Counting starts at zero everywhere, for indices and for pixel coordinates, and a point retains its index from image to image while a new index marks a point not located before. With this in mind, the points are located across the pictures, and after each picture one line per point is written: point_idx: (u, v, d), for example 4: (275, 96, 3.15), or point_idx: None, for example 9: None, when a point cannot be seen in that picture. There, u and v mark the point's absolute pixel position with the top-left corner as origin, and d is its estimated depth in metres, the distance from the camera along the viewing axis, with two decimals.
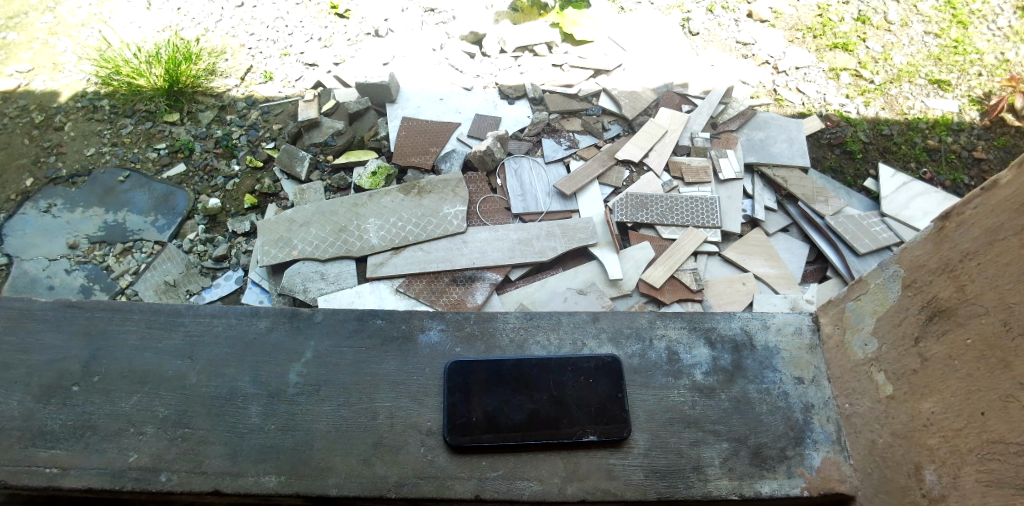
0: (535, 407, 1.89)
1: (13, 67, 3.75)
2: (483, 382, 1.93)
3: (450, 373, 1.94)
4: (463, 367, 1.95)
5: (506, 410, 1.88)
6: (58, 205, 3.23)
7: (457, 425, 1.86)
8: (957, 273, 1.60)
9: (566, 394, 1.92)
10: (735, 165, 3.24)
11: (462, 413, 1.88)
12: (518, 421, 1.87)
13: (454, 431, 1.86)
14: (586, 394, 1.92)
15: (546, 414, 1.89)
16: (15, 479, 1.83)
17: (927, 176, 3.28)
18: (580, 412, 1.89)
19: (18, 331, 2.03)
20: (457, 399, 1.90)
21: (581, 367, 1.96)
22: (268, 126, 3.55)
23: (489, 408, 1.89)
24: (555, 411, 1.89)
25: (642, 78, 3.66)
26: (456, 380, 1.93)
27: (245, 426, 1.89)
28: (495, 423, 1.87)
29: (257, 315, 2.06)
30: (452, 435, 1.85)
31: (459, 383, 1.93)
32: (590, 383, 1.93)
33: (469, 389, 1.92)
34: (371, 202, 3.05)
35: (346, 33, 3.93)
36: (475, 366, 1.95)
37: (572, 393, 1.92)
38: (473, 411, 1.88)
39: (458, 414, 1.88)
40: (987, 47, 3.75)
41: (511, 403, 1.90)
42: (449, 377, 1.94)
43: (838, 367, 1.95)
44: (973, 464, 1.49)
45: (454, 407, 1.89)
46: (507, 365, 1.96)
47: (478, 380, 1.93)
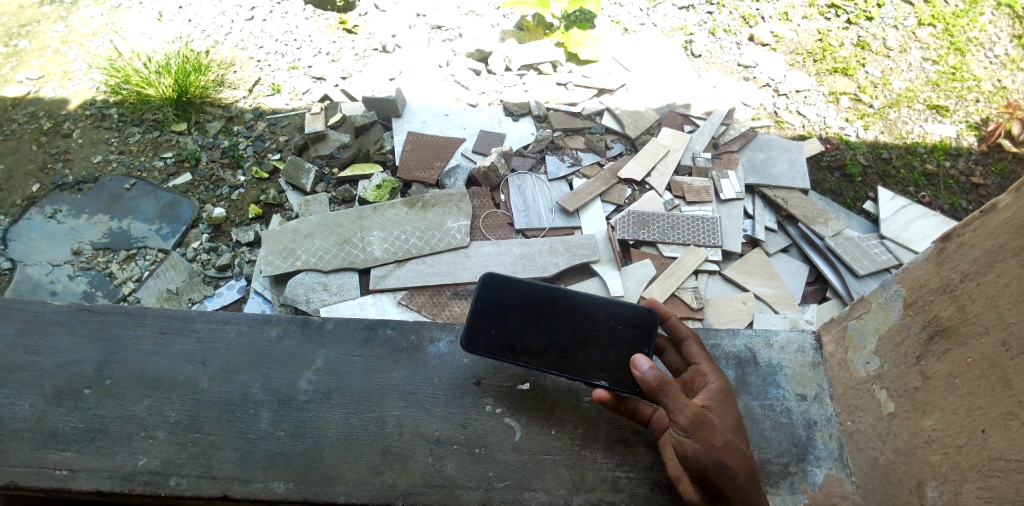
0: (559, 341, 1.89)
1: (24, 74, 3.80)
2: (516, 300, 1.92)
3: (485, 285, 1.92)
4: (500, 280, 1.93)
5: (530, 334, 1.89)
6: (64, 211, 3.26)
7: (477, 333, 1.90)
8: (958, 294, 1.63)
9: (595, 338, 1.89)
10: (735, 186, 3.28)
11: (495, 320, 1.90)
12: (538, 350, 1.88)
13: (472, 335, 1.89)
14: (617, 338, 1.89)
15: (569, 349, 1.88)
16: (26, 481, 1.84)
17: (925, 200, 3.33)
18: (601, 355, 1.87)
19: (30, 334, 2.05)
20: (483, 310, 1.91)
21: (619, 313, 1.90)
22: (275, 138, 3.58)
23: (522, 322, 1.90)
24: (578, 351, 1.88)
25: (645, 97, 3.71)
26: (490, 309, 1.91)
27: (254, 432, 1.90)
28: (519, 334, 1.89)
29: (268, 324, 2.09)
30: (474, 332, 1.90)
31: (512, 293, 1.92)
32: (625, 330, 1.89)
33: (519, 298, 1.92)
34: (375, 214, 3.08)
35: (353, 48, 3.99)
36: (514, 286, 1.93)
37: (603, 335, 1.89)
38: (496, 326, 1.90)
39: (479, 327, 1.90)
40: (984, 74, 3.82)
41: (536, 332, 1.89)
42: (481, 289, 1.92)
43: (841, 385, 1.98)
44: (975, 480, 1.51)
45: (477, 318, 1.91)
46: (548, 292, 1.92)
47: (509, 301, 1.92)
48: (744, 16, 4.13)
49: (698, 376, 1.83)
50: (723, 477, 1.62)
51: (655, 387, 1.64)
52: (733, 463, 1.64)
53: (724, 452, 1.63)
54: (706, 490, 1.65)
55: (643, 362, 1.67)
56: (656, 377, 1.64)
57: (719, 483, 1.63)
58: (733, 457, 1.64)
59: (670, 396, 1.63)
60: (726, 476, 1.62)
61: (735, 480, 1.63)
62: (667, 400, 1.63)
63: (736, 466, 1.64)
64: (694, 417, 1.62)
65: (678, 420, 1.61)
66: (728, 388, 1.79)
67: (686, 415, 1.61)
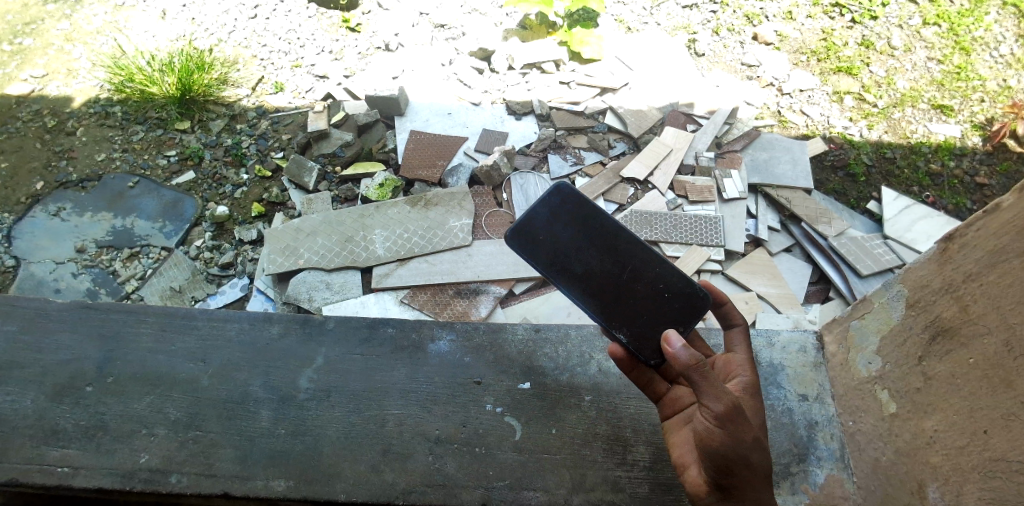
0: (595, 278, 1.76)
1: (29, 72, 3.81)
2: (575, 217, 1.77)
3: (558, 192, 1.76)
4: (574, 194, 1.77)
5: (571, 256, 1.77)
6: (67, 209, 3.27)
7: (521, 233, 1.76)
8: (960, 294, 1.63)
9: (634, 294, 1.76)
10: (739, 185, 3.27)
11: (547, 231, 1.77)
12: (569, 276, 1.76)
13: (515, 231, 1.76)
14: (657, 305, 1.75)
15: (603, 290, 1.76)
16: (26, 478, 1.84)
17: (929, 200, 3.32)
18: (632, 313, 1.75)
19: (33, 331, 2.06)
20: (540, 215, 1.77)
21: (673, 285, 1.75)
22: (278, 136, 3.58)
23: (570, 244, 1.77)
24: (610, 296, 1.75)
25: (648, 97, 3.71)
26: (543, 223, 1.77)
27: (255, 430, 1.91)
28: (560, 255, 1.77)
29: (269, 322, 2.10)
30: (518, 233, 1.76)
31: (582, 216, 1.77)
32: (669, 304, 1.75)
33: (584, 224, 1.77)
34: (378, 213, 3.08)
35: (356, 47, 3.99)
36: (581, 206, 1.77)
37: (646, 294, 1.76)
38: (541, 236, 1.77)
39: (525, 228, 1.76)
40: (989, 74, 3.80)
41: (579, 258, 1.77)
42: (552, 194, 1.76)
43: (842, 385, 1.97)
44: (976, 481, 1.50)
45: (529, 219, 1.77)
46: (616, 226, 1.76)
47: (568, 217, 1.77)
48: (747, 15, 4.12)
49: (730, 366, 1.74)
50: (744, 474, 1.49)
51: (691, 367, 1.48)
52: (757, 462, 1.50)
53: (753, 448, 1.49)
54: (720, 484, 1.51)
55: (676, 339, 1.52)
56: (693, 357, 1.48)
57: (738, 479, 1.50)
58: (760, 456, 1.50)
59: (708, 379, 1.48)
60: (746, 473, 1.49)
61: (755, 478, 1.49)
62: (701, 384, 1.48)
63: (760, 465, 1.50)
64: (731, 405, 1.47)
65: (712, 406, 1.47)
66: (757, 384, 1.70)
67: (722, 403, 1.47)
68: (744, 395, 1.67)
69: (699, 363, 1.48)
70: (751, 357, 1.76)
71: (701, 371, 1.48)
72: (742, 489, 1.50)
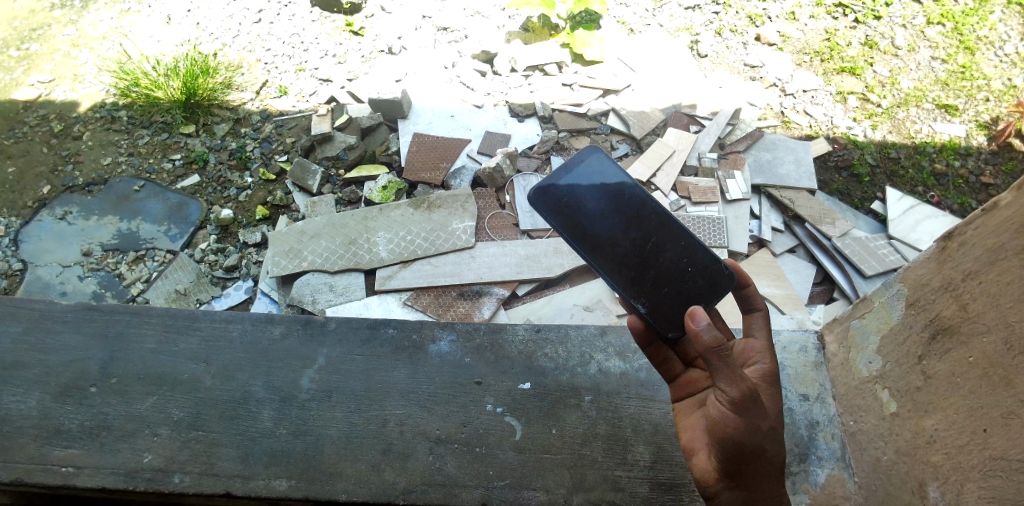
0: (618, 246, 1.76)
1: (35, 77, 3.85)
2: (600, 184, 1.79)
3: (587, 158, 1.79)
4: (603, 163, 1.80)
5: (596, 223, 1.77)
6: (74, 213, 3.30)
7: (546, 197, 1.77)
8: (959, 292, 1.62)
9: (657, 266, 1.75)
10: (742, 186, 3.27)
11: (572, 198, 1.78)
12: (593, 242, 1.75)
13: (541, 194, 1.76)
14: (680, 278, 1.75)
15: (626, 259, 1.75)
16: (31, 477, 1.86)
17: (934, 200, 3.31)
18: (653, 285, 1.74)
19: (38, 332, 2.09)
20: (568, 180, 1.78)
21: (699, 259, 1.75)
22: (282, 139, 3.61)
23: (595, 211, 1.77)
24: (633, 265, 1.75)
25: (651, 98, 3.71)
26: (569, 189, 1.78)
27: (257, 430, 1.92)
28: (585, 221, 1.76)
29: (271, 323, 2.11)
30: (544, 196, 1.76)
31: (608, 184, 1.79)
32: (693, 279, 1.75)
33: (610, 192, 1.79)
34: (381, 215, 3.10)
35: (360, 50, 4.02)
36: (609, 175, 1.80)
37: (669, 267, 1.76)
38: (566, 201, 1.77)
39: (551, 193, 1.77)
40: (994, 73, 3.78)
41: (603, 224, 1.77)
42: (582, 160, 1.79)
43: (843, 384, 1.97)
44: (976, 480, 1.50)
45: (556, 184, 1.77)
46: (643, 196, 1.78)
47: (595, 184, 1.79)
48: (750, 16, 4.12)
49: (748, 351, 1.67)
50: (755, 461, 1.48)
51: (712, 350, 1.41)
52: (770, 449, 1.49)
53: (766, 435, 1.47)
54: (730, 470, 1.49)
55: (701, 317, 1.43)
56: (716, 340, 1.41)
57: (748, 466, 1.48)
58: (772, 444, 1.49)
59: (727, 364, 1.42)
60: (757, 460, 1.48)
61: (766, 464, 1.49)
62: (720, 368, 1.43)
63: (771, 453, 1.49)
64: (747, 392, 1.44)
65: (728, 392, 1.44)
66: (776, 371, 1.64)
67: (738, 389, 1.43)
68: (762, 382, 1.61)
69: (722, 347, 1.41)
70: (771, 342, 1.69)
71: (722, 354, 1.41)
72: (752, 476, 1.49)
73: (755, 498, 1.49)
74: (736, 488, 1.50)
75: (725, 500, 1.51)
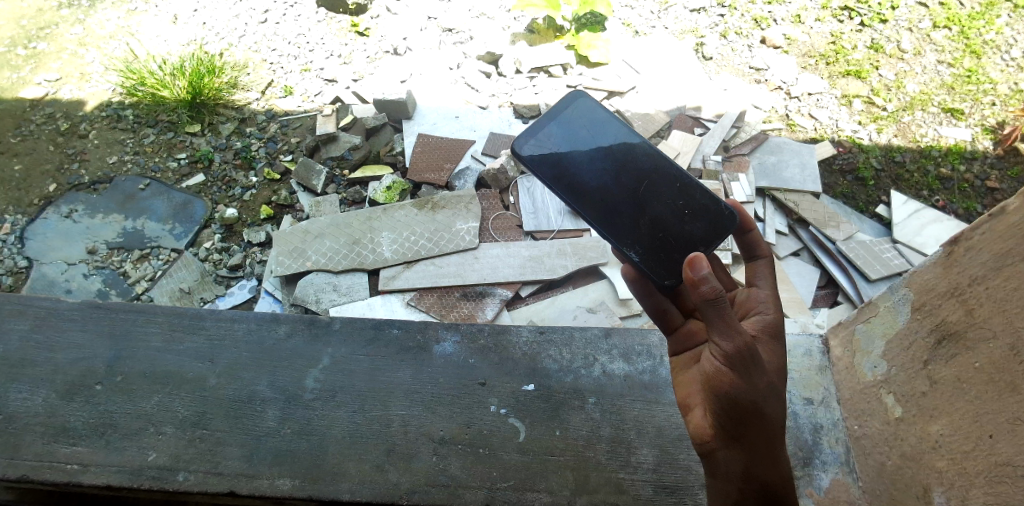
0: (608, 189, 1.79)
1: (43, 76, 3.86)
2: (587, 131, 1.85)
3: (570, 106, 1.87)
4: (589, 109, 1.87)
5: (582, 169, 1.81)
6: (79, 211, 3.31)
7: (532, 145, 1.83)
8: (966, 297, 1.62)
9: (649, 207, 1.76)
10: (746, 189, 3.26)
11: (560, 147, 1.84)
12: (581, 187, 1.79)
13: (524, 141, 1.82)
14: (675, 218, 1.75)
15: (616, 202, 1.77)
16: (38, 474, 1.87)
17: (939, 204, 3.30)
18: (646, 226, 1.74)
19: (45, 330, 2.09)
20: (554, 128, 1.85)
21: (692, 196, 1.75)
22: (286, 139, 3.61)
23: (582, 158, 1.82)
24: (623, 208, 1.76)
25: (656, 101, 3.72)
26: (556, 137, 1.85)
27: (261, 429, 1.92)
28: (573, 169, 1.81)
29: (276, 322, 2.12)
30: (531, 146, 1.83)
31: (595, 132, 1.85)
32: (688, 218, 1.74)
33: (597, 139, 1.84)
34: (385, 216, 3.10)
35: (365, 51, 4.02)
36: (595, 119, 1.86)
37: (660, 209, 1.76)
38: (552, 149, 1.83)
39: (538, 142, 1.84)
40: (1001, 77, 3.76)
41: (592, 168, 1.81)
42: (567, 107, 1.86)
43: (848, 389, 1.97)
44: (982, 486, 1.49)
45: (541, 132, 1.84)
46: (630, 139, 1.82)
47: (582, 130, 1.85)
48: (755, 19, 4.12)
49: (751, 301, 1.61)
50: (754, 420, 1.41)
51: (708, 302, 1.34)
52: (770, 408, 1.42)
53: (765, 394, 1.40)
54: (726, 428, 1.43)
55: (702, 265, 1.34)
56: (714, 291, 1.33)
57: (746, 424, 1.41)
58: (772, 402, 1.42)
59: (723, 317, 1.35)
60: (755, 419, 1.41)
61: (765, 425, 1.42)
62: (715, 320, 1.36)
63: (770, 413, 1.42)
64: (743, 347, 1.36)
65: (723, 346, 1.37)
66: (779, 323, 1.57)
67: (734, 344, 1.36)
68: (762, 335, 1.55)
69: (719, 298, 1.34)
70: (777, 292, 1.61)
71: (717, 305, 1.34)
72: (750, 436, 1.42)
73: (755, 458, 1.43)
74: (733, 446, 1.43)
75: (721, 459, 1.45)
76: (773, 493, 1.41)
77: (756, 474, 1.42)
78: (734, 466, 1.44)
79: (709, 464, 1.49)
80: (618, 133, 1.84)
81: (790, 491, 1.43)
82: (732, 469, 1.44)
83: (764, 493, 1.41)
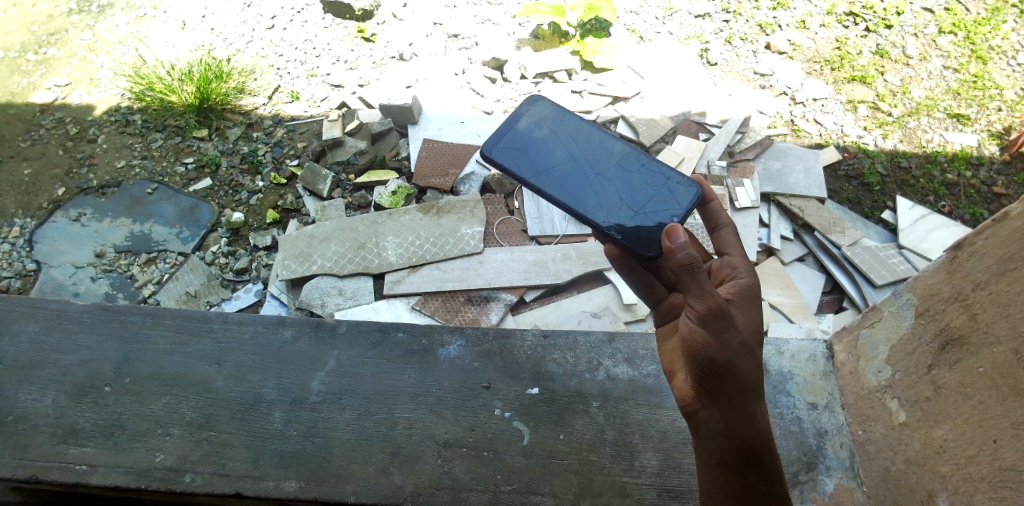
0: (582, 182, 1.82)
1: (52, 81, 3.90)
2: (550, 127, 1.88)
3: (532, 106, 1.90)
4: (549, 107, 1.90)
5: (553, 164, 1.84)
6: (88, 215, 3.34)
7: (502, 149, 1.85)
8: (969, 302, 1.62)
9: (622, 193, 1.79)
10: (751, 195, 3.26)
11: (526, 146, 1.86)
12: (556, 183, 1.81)
13: (493, 146, 1.84)
14: (648, 199, 1.78)
15: (591, 193, 1.80)
16: (46, 474, 1.88)
17: (945, 210, 3.30)
18: (622, 211, 1.77)
19: (54, 332, 2.12)
20: (520, 130, 1.87)
21: (660, 176, 1.80)
22: (293, 144, 3.64)
23: (550, 153, 1.85)
24: (599, 197, 1.79)
25: (661, 106, 3.73)
26: (522, 137, 1.87)
27: (267, 431, 1.94)
28: (543, 165, 1.83)
29: (283, 325, 2.13)
30: (498, 150, 1.84)
31: (557, 128, 1.88)
32: (662, 198, 1.77)
33: (560, 135, 1.87)
34: (390, 220, 3.12)
35: (371, 56, 4.05)
36: (559, 116, 1.89)
37: (630, 191, 1.79)
38: (520, 148, 1.85)
39: (506, 145, 1.85)
40: (1006, 82, 3.76)
41: (563, 163, 1.84)
42: (529, 109, 1.89)
43: (852, 394, 1.97)
44: (986, 491, 1.49)
45: (508, 134, 1.86)
46: (591, 130, 1.87)
47: (547, 127, 1.88)
48: (760, 24, 4.13)
49: (725, 268, 1.67)
50: (730, 378, 1.44)
51: (683, 268, 1.40)
52: (745, 366, 1.45)
53: (738, 353, 1.43)
54: (705, 389, 1.47)
55: (678, 235, 1.41)
56: (688, 257, 1.39)
57: (722, 383, 1.45)
58: (747, 360, 1.45)
59: (697, 281, 1.40)
60: (731, 377, 1.44)
61: (741, 383, 1.45)
62: (688, 284, 1.41)
63: (747, 371, 1.45)
64: (717, 308, 1.41)
65: (696, 308, 1.42)
66: (755, 286, 1.60)
67: (707, 304, 1.40)
68: (737, 298, 1.58)
69: (693, 263, 1.38)
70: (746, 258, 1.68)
71: (693, 271, 1.39)
72: (727, 394, 1.46)
73: (734, 416, 1.46)
74: (712, 405, 1.47)
75: (704, 419, 1.49)
76: (753, 450, 1.44)
77: (736, 432, 1.45)
78: (716, 426, 1.47)
79: (694, 426, 1.52)
80: (580, 126, 1.88)
81: (772, 448, 1.46)
82: (714, 428, 1.47)
83: (745, 452, 1.44)
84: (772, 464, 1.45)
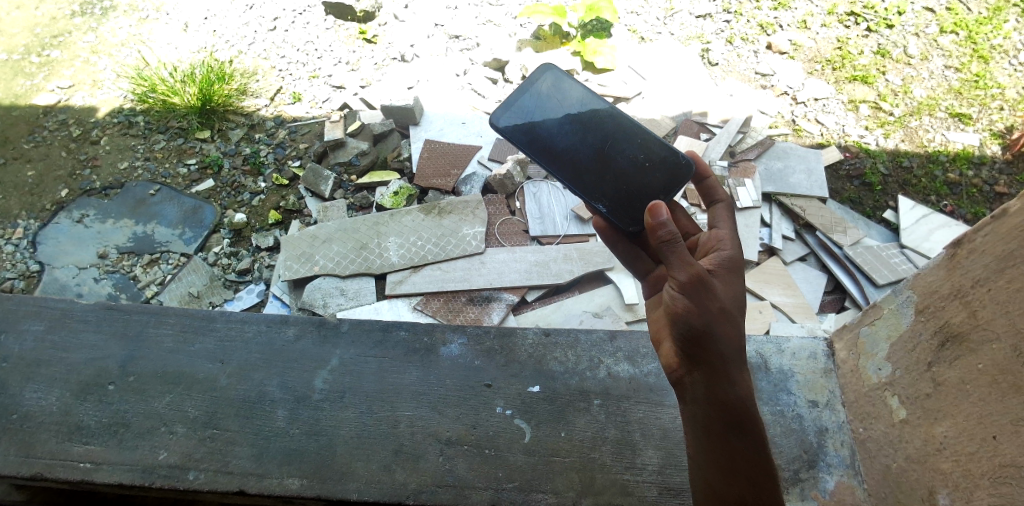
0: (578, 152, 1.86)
1: (56, 83, 3.92)
2: (556, 99, 1.91)
3: (542, 76, 1.92)
4: (558, 78, 1.93)
5: (553, 134, 1.88)
6: (91, 216, 3.36)
7: (508, 117, 1.89)
8: (969, 299, 1.63)
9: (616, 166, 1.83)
10: (752, 194, 3.26)
11: (532, 116, 1.89)
12: (553, 152, 1.86)
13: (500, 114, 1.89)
14: (637, 174, 1.82)
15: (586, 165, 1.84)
16: (51, 472, 1.89)
17: (947, 209, 3.30)
18: (612, 184, 1.81)
19: (60, 331, 2.13)
20: (526, 97, 1.90)
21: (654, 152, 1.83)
22: (295, 145, 3.65)
23: (553, 125, 1.88)
24: (591, 168, 1.83)
25: (663, 107, 3.75)
26: (529, 107, 1.90)
27: (270, 430, 1.94)
28: (546, 136, 1.87)
29: (286, 324, 2.14)
30: (506, 118, 1.89)
31: (564, 99, 1.90)
32: (652, 174, 1.81)
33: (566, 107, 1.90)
34: (392, 221, 3.13)
35: (373, 57, 4.07)
36: (563, 86, 1.92)
37: (625, 165, 1.83)
38: (525, 117, 1.90)
39: (513, 114, 1.90)
40: (1009, 82, 3.76)
41: (562, 135, 1.87)
42: (538, 78, 1.91)
43: (853, 392, 1.97)
44: (986, 487, 1.49)
45: (515, 104, 1.90)
46: (595, 102, 1.88)
47: (553, 97, 1.91)
48: (761, 25, 4.13)
49: (712, 241, 1.66)
50: (710, 345, 1.47)
51: (665, 244, 1.46)
52: (725, 334, 1.48)
53: (717, 319, 1.47)
54: (687, 355, 1.49)
55: (661, 211, 1.46)
56: (670, 234, 1.45)
57: (702, 349, 1.47)
58: (727, 327, 1.48)
59: (677, 254, 1.46)
60: (711, 344, 1.47)
61: (721, 351, 1.47)
62: (670, 257, 1.47)
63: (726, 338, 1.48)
64: (696, 278, 1.45)
65: (677, 277, 1.46)
66: (739, 259, 1.62)
67: (687, 273, 1.45)
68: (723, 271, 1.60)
69: (672, 238, 1.46)
70: (734, 232, 1.67)
71: (673, 247, 1.46)
72: (708, 360, 1.47)
73: (716, 381, 1.47)
74: (694, 372, 1.49)
75: (687, 386, 1.50)
76: (735, 415, 1.45)
77: (718, 397, 1.46)
78: (699, 391, 1.48)
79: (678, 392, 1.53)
80: (586, 100, 1.89)
81: (755, 415, 1.46)
82: (697, 394, 1.48)
83: (727, 415, 1.45)
84: (755, 430, 1.46)
